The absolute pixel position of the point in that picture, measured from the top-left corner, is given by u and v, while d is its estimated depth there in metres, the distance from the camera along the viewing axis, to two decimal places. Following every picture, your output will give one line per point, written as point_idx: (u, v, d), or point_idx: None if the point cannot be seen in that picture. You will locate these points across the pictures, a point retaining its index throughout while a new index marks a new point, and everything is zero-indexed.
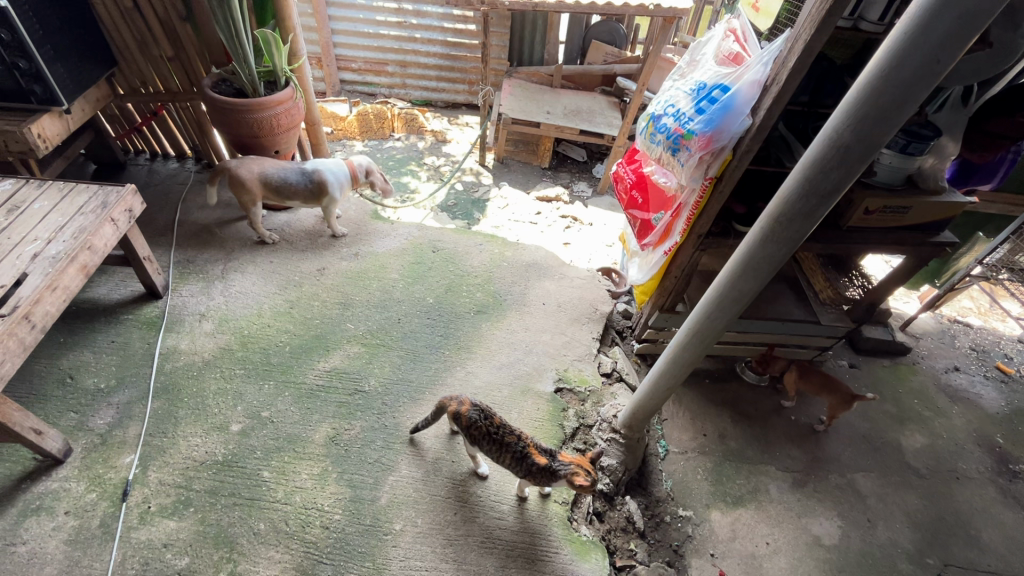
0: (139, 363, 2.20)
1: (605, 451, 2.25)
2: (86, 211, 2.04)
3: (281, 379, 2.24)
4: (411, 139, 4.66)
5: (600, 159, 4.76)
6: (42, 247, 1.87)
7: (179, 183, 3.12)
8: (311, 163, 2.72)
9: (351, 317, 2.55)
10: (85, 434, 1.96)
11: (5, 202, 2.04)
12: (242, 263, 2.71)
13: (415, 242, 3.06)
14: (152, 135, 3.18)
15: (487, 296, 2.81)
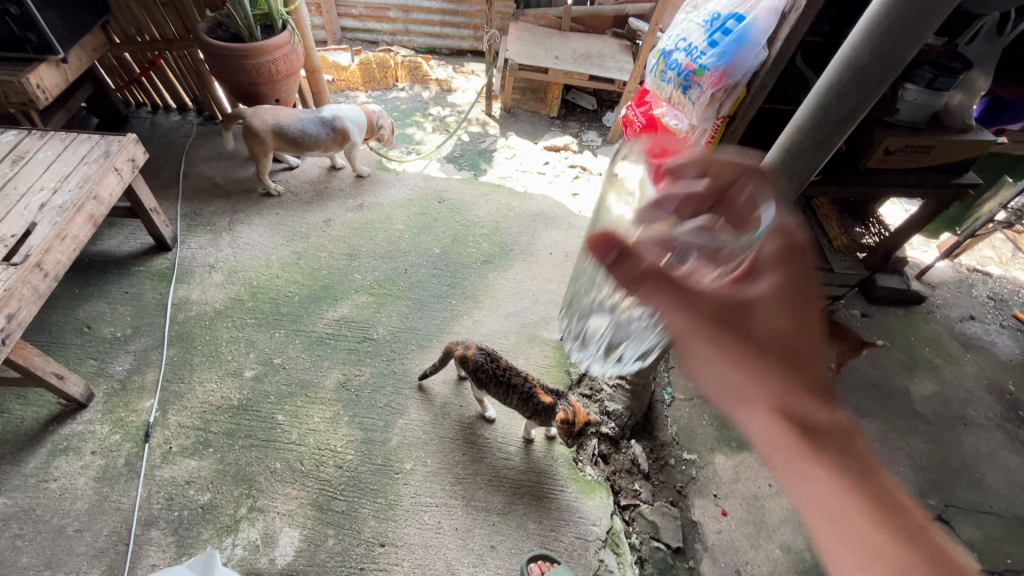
0: (154, 313, 2.25)
1: (610, 397, 2.31)
2: (89, 161, 2.03)
3: (292, 327, 2.28)
4: (416, 89, 4.53)
5: (610, 107, 4.60)
6: (49, 198, 1.88)
7: (181, 136, 3.09)
8: (328, 111, 2.70)
9: (358, 268, 2.56)
10: (106, 380, 2.03)
11: (9, 153, 2.04)
12: (248, 215, 2.71)
13: (421, 193, 3.03)
14: (151, 86, 3.12)
15: (494, 246, 2.79)
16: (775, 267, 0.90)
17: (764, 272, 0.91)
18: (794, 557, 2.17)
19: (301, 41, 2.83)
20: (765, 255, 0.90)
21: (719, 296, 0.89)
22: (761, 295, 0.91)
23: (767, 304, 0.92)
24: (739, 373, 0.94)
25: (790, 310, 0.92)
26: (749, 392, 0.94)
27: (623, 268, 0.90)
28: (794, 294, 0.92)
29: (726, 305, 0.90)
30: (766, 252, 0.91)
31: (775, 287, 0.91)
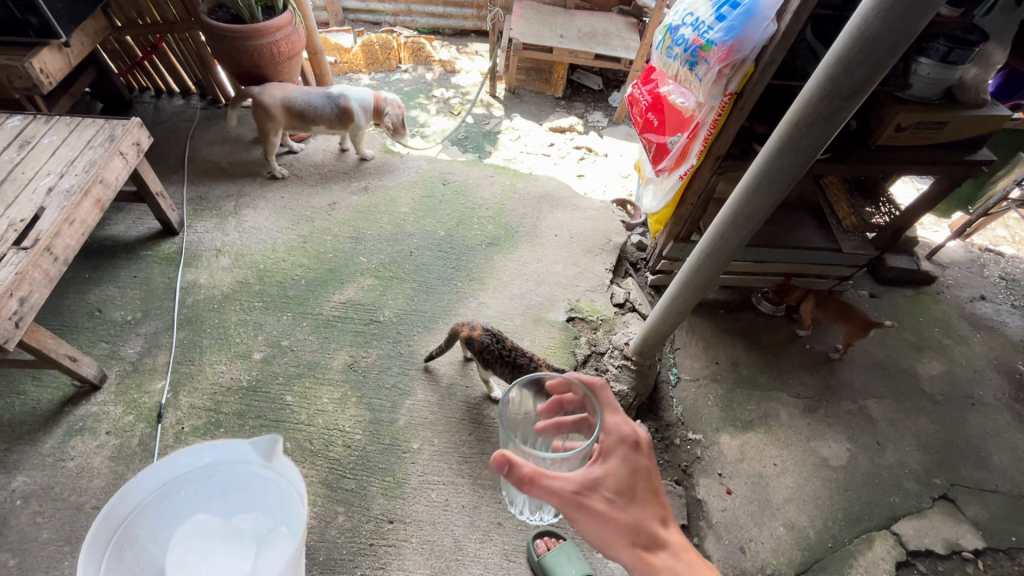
0: (163, 297, 2.27)
1: (615, 377, 2.25)
2: (94, 145, 2.04)
3: (299, 310, 2.30)
4: (419, 70, 4.48)
5: (617, 87, 4.53)
6: (56, 182, 1.90)
7: (185, 120, 3.08)
8: (337, 90, 2.70)
9: (363, 251, 2.57)
10: (118, 362, 2.07)
11: (15, 138, 2.05)
12: (254, 199, 2.72)
13: (425, 175, 3.02)
14: (154, 70, 3.11)
15: (499, 228, 2.78)
16: (618, 444, 1.04)
17: (612, 451, 1.03)
18: (798, 534, 2.19)
19: (303, 21, 2.79)
20: (613, 436, 1.04)
21: (575, 486, 0.99)
22: (608, 471, 1.02)
23: (625, 479, 1.02)
24: (607, 537, 0.98)
25: (635, 476, 1.03)
26: (614, 550, 0.98)
27: (517, 477, 0.97)
28: (641, 470, 1.04)
29: (581, 495, 0.99)
30: (614, 437, 1.04)
31: (620, 466, 1.03)
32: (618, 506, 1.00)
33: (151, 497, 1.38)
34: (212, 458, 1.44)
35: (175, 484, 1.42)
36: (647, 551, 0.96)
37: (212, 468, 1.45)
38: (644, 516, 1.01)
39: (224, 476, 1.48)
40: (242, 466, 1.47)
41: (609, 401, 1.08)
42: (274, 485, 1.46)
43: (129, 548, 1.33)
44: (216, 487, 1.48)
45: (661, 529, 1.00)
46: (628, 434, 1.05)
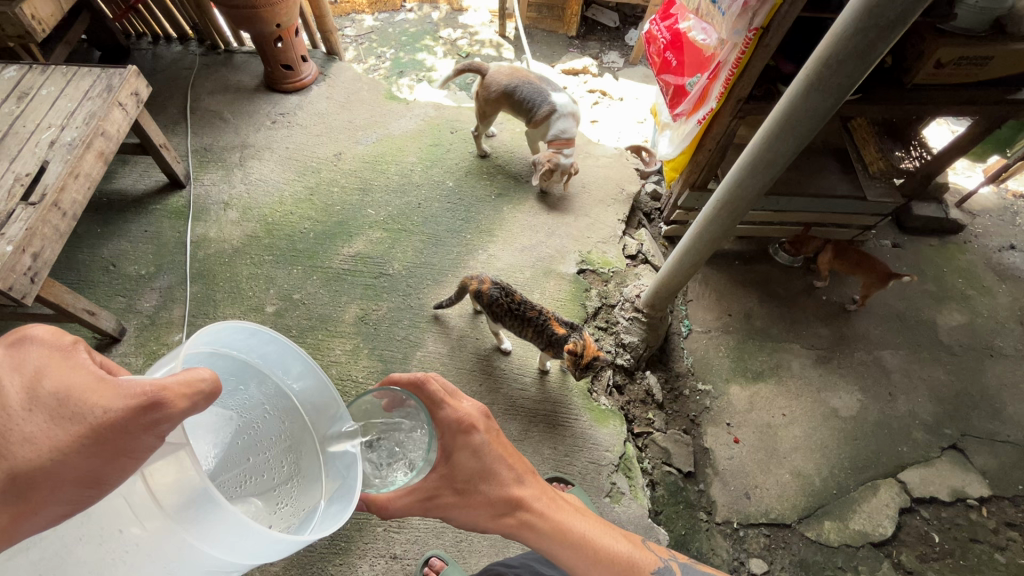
0: (174, 251, 2.29)
1: (626, 328, 2.28)
2: (93, 96, 1.99)
3: (308, 264, 2.30)
4: (425, 9, 4.24)
5: (634, 24, 4.27)
6: (57, 135, 1.87)
7: (184, 68, 2.97)
8: (559, 99, 2.56)
9: (372, 202, 2.53)
10: (136, 316, 2.11)
11: (13, 90, 2.00)
12: (259, 150, 2.66)
13: (432, 123, 2.92)
14: (149, 15, 2.97)
15: (509, 179, 2.71)
16: (451, 435, 1.00)
17: (453, 447, 0.99)
18: (804, 482, 2.23)
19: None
20: (448, 427, 1.00)
21: (423, 492, 0.98)
22: (454, 466, 0.98)
23: (472, 466, 0.98)
24: (470, 519, 0.99)
25: (481, 455, 0.99)
26: (483, 525, 0.99)
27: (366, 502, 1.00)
28: (484, 447, 0.99)
29: (430, 500, 0.98)
30: (447, 427, 1.00)
31: (464, 457, 0.98)
32: (470, 493, 0.97)
33: (239, 357, 0.92)
34: (301, 390, 0.98)
35: (253, 370, 0.95)
36: (508, 518, 0.96)
37: (281, 405, 0.97)
38: (498, 490, 0.98)
39: (267, 418, 0.97)
40: (300, 423, 0.98)
41: (431, 397, 1.01)
42: (314, 465, 0.95)
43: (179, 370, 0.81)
44: (254, 413, 0.95)
45: (517, 489, 0.99)
46: (460, 421, 1.00)
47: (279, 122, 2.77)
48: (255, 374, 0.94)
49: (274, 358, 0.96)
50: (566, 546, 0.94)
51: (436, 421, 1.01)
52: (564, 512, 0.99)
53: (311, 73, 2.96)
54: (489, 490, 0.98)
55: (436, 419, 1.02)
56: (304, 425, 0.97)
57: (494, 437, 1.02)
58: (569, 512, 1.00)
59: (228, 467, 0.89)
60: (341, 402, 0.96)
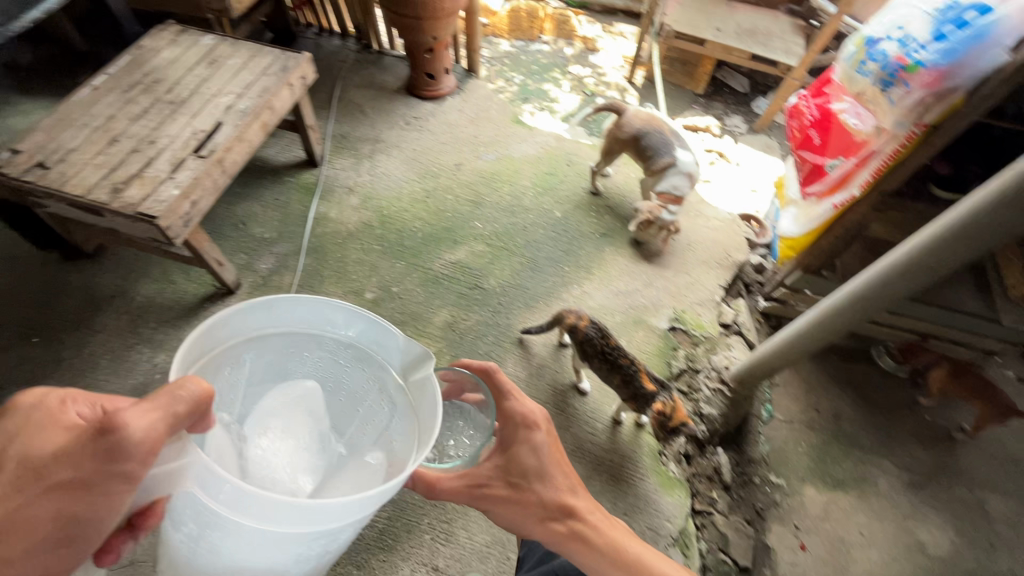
0: (297, 222, 2.46)
1: (707, 399, 2.19)
2: (269, 73, 2.20)
3: (411, 261, 2.40)
4: (560, 43, 4.36)
5: (764, 93, 4.21)
6: (234, 101, 2.08)
7: (340, 61, 3.23)
8: (682, 157, 2.54)
9: (480, 216, 2.61)
10: (252, 274, 2.27)
11: (206, 56, 2.25)
12: (388, 145, 2.81)
13: (551, 152, 2.98)
14: (321, 9, 3.27)
15: (617, 221, 2.70)
16: (515, 428, 1.18)
17: (515, 442, 1.18)
18: None
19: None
20: (514, 420, 1.19)
21: (478, 479, 1.17)
22: (511, 459, 1.17)
23: (529, 462, 1.15)
24: (514, 517, 1.14)
25: (539, 455, 1.16)
26: (527, 526, 1.12)
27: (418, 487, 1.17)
28: (542, 446, 1.16)
29: (480, 487, 1.16)
30: (514, 422, 1.20)
31: (520, 457, 1.16)
32: (523, 488, 1.13)
33: (275, 330, 1.03)
34: (357, 333, 1.07)
35: (300, 334, 1.06)
36: (555, 522, 1.09)
37: (348, 352, 1.09)
38: (548, 492, 1.13)
39: (349, 367, 1.11)
40: (376, 361, 1.10)
41: (501, 387, 1.23)
42: (404, 401, 1.07)
43: (228, 369, 0.98)
44: (336, 370, 1.10)
45: (569, 498, 1.13)
46: (525, 418, 1.18)
47: (412, 125, 2.92)
48: (310, 339, 1.07)
49: (318, 318, 1.04)
50: (606, 557, 1.05)
51: (502, 414, 1.22)
52: (611, 530, 1.10)
53: (450, 86, 3.11)
54: (540, 490, 1.13)
55: (504, 409, 1.22)
56: (380, 363, 1.10)
57: (551, 442, 1.19)
58: (614, 528, 1.11)
59: (345, 420, 1.08)
60: (395, 329, 1.03)
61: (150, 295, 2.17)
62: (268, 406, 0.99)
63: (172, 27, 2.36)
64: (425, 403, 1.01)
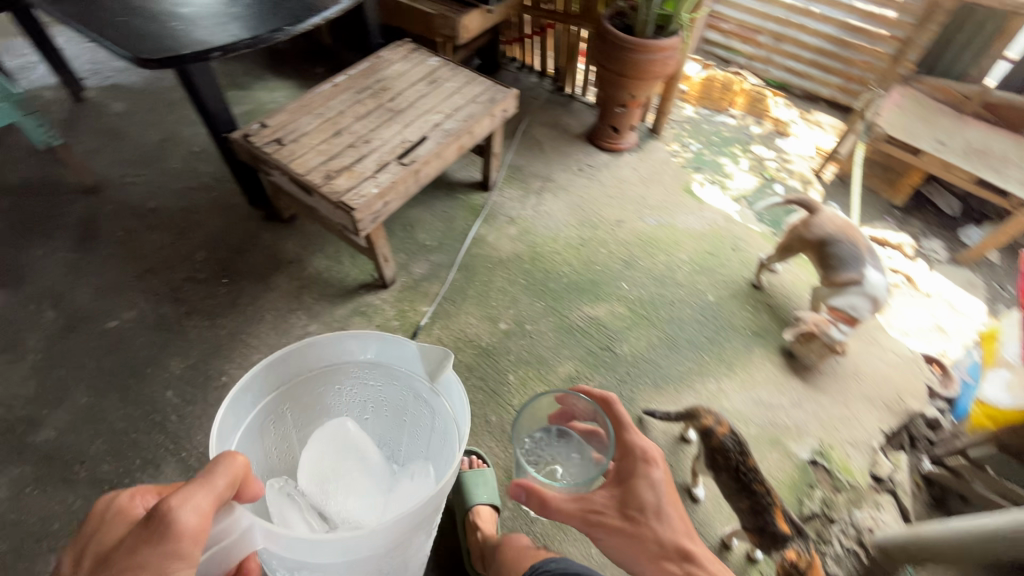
0: (456, 237, 2.59)
1: (836, 557, 1.83)
2: (478, 101, 2.34)
3: (551, 305, 2.40)
4: (748, 120, 4.18)
5: (978, 221, 3.65)
6: (441, 120, 2.24)
7: (532, 97, 3.39)
8: (875, 279, 2.19)
9: (628, 278, 2.54)
10: (406, 275, 2.43)
11: (427, 74, 2.45)
12: (557, 186, 2.87)
13: (717, 232, 2.83)
14: (530, 48, 3.46)
15: (774, 323, 2.47)
16: (635, 460, 1.21)
17: (634, 474, 1.19)
18: None
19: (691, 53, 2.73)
20: (634, 453, 1.22)
21: (591, 505, 1.17)
22: (628, 490, 1.18)
23: (647, 497, 1.15)
24: (622, 551, 1.12)
25: (656, 490, 1.16)
26: (639, 563, 1.10)
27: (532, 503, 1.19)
28: (660, 484, 1.17)
29: (593, 513, 1.16)
30: (634, 456, 1.22)
31: (636, 488, 1.17)
32: (638, 522, 1.13)
33: (298, 379, 1.32)
34: (372, 357, 1.34)
35: (324, 375, 1.36)
36: (671, 564, 1.07)
37: (372, 373, 1.37)
38: (664, 532, 1.11)
39: (382, 386, 1.40)
40: (399, 374, 1.36)
41: (621, 418, 1.28)
42: (434, 411, 1.35)
43: (275, 423, 1.33)
44: (368, 393, 1.42)
45: (684, 542, 1.10)
46: (647, 453, 1.21)
47: (584, 172, 2.96)
48: (339, 373, 1.37)
49: (334, 356, 1.32)
50: None
51: (622, 444, 1.25)
52: None
53: (630, 142, 3.10)
54: (656, 528, 1.11)
55: (622, 441, 1.26)
56: (404, 376, 1.36)
57: (668, 481, 1.19)
58: None
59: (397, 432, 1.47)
60: (404, 339, 1.25)
61: (319, 269, 2.40)
62: (318, 454, 1.34)
63: (408, 44, 2.62)
64: (443, 416, 1.31)
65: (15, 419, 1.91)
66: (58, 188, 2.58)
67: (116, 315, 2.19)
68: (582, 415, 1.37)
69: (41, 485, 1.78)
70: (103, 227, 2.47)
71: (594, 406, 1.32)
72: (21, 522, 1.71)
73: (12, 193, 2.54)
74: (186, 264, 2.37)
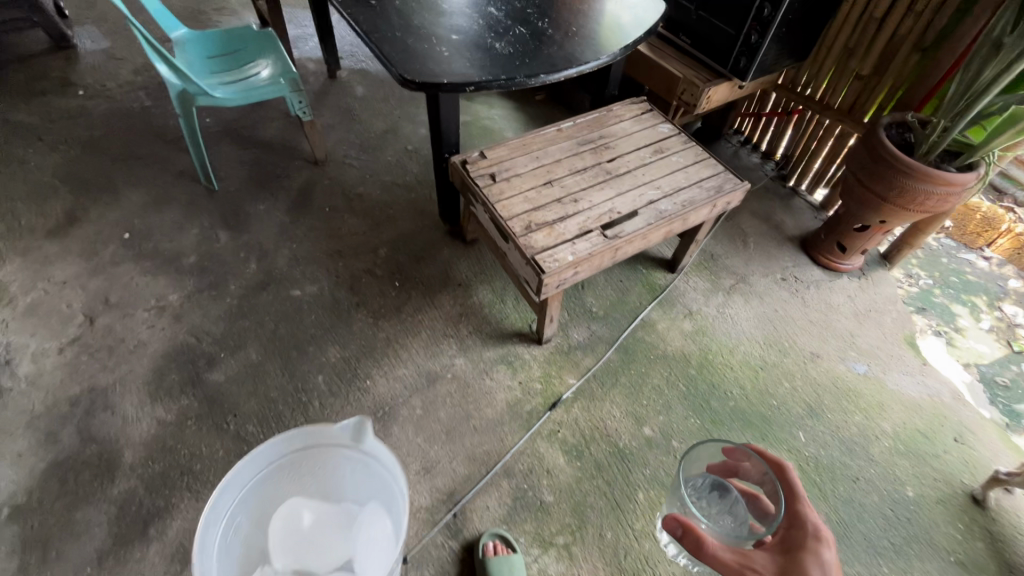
0: (624, 313, 2.40)
1: None
2: (704, 186, 2.11)
3: (708, 427, 2.10)
4: (1005, 269, 3.27)
5: None
6: (658, 198, 2.06)
7: (749, 180, 3.06)
8: None
9: (808, 429, 2.15)
10: (563, 338, 2.30)
11: (655, 142, 2.28)
12: (751, 291, 2.53)
13: (939, 410, 2.28)
14: (763, 126, 3.12)
15: (992, 559, 1.90)
16: (806, 536, 1.11)
17: (801, 546, 1.10)
18: None
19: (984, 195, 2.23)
20: (806, 529, 1.12)
21: (743, 559, 1.08)
22: (791, 562, 1.08)
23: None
24: None
25: (826, 571, 1.05)
26: None
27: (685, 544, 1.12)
28: (830, 566, 1.06)
29: (744, 567, 1.07)
30: (805, 531, 1.13)
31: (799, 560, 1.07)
32: None
33: (231, 504, 1.36)
34: (290, 446, 1.41)
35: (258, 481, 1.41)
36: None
37: (294, 457, 1.44)
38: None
39: (311, 457, 1.45)
40: (323, 445, 1.44)
41: (796, 488, 1.18)
42: (369, 466, 1.43)
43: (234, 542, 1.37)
44: (298, 471, 1.46)
45: None
46: (821, 533, 1.11)
47: (788, 284, 2.58)
48: (270, 471, 1.42)
49: (251, 466, 1.37)
50: None
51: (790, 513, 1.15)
52: None
53: (853, 266, 2.65)
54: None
55: (793, 514, 1.16)
56: (323, 445, 1.44)
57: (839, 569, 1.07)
58: None
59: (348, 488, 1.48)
60: (303, 427, 1.38)
61: (482, 302, 2.38)
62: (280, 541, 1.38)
63: (643, 103, 2.47)
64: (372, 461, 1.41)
65: (199, 352, 2.14)
66: (294, 152, 2.89)
67: (301, 286, 2.37)
68: (748, 474, 1.26)
69: (199, 423, 1.97)
70: (316, 199, 2.71)
71: (768, 470, 1.21)
72: (175, 450, 1.90)
73: (260, 147, 2.90)
74: (370, 257, 2.50)
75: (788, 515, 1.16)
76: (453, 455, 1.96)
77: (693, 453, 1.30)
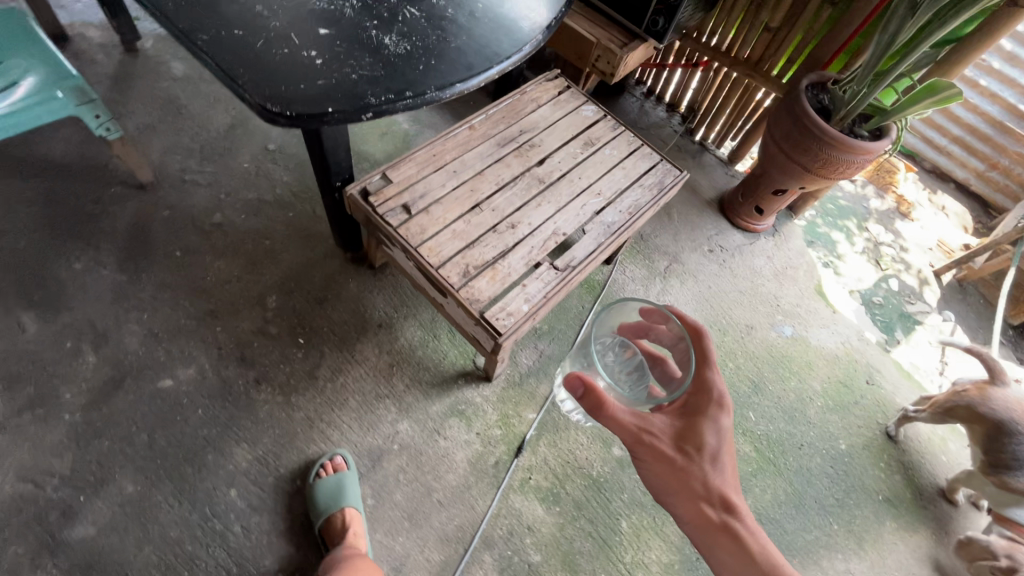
0: (570, 323, 2.21)
1: None
2: (644, 184, 1.90)
3: None
4: (867, 189, 3.52)
5: None
6: (601, 208, 1.81)
7: (660, 139, 2.91)
8: None
9: (756, 407, 2.23)
10: (511, 368, 2.06)
11: (582, 131, 1.98)
12: (685, 271, 2.48)
13: (852, 355, 2.49)
14: (667, 77, 2.93)
15: (908, 488, 2.19)
16: (710, 403, 1.27)
17: (704, 414, 1.27)
18: None
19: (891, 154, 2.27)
20: (711, 396, 1.27)
21: (647, 426, 1.25)
22: (690, 427, 1.27)
23: (709, 441, 1.25)
24: (662, 471, 1.25)
25: (718, 435, 1.26)
26: (671, 485, 1.25)
27: (592, 403, 1.21)
28: (722, 431, 1.26)
29: (645, 435, 1.24)
30: (708, 397, 1.28)
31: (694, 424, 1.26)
32: (688, 455, 1.25)
33: None
34: None
35: None
36: (709, 508, 1.22)
37: None
38: (708, 471, 1.24)
39: None
40: None
41: (710, 359, 1.29)
42: None
43: None
44: None
45: (721, 483, 1.25)
46: (722, 400, 1.28)
47: (715, 255, 2.56)
48: None
49: None
50: (732, 539, 1.20)
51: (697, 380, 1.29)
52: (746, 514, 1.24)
53: (769, 224, 2.69)
54: (704, 466, 1.24)
55: (699, 379, 1.30)
56: None
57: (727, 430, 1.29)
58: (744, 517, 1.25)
59: None
60: None
61: (412, 343, 2.03)
62: None
63: (558, 79, 2.10)
64: None
65: (46, 503, 1.57)
66: (104, 175, 2.11)
67: (171, 372, 1.81)
68: (660, 336, 1.38)
69: None
70: (157, 241, 2.03)
71: (684, 336, 1.31)
72: None
73: (47, 173, 2.06)
74: (256, 311, 1.97)
75: (694, 378, 1.31)
76: (423, 542, 1.71)
77: (615, 311, 1.37)
